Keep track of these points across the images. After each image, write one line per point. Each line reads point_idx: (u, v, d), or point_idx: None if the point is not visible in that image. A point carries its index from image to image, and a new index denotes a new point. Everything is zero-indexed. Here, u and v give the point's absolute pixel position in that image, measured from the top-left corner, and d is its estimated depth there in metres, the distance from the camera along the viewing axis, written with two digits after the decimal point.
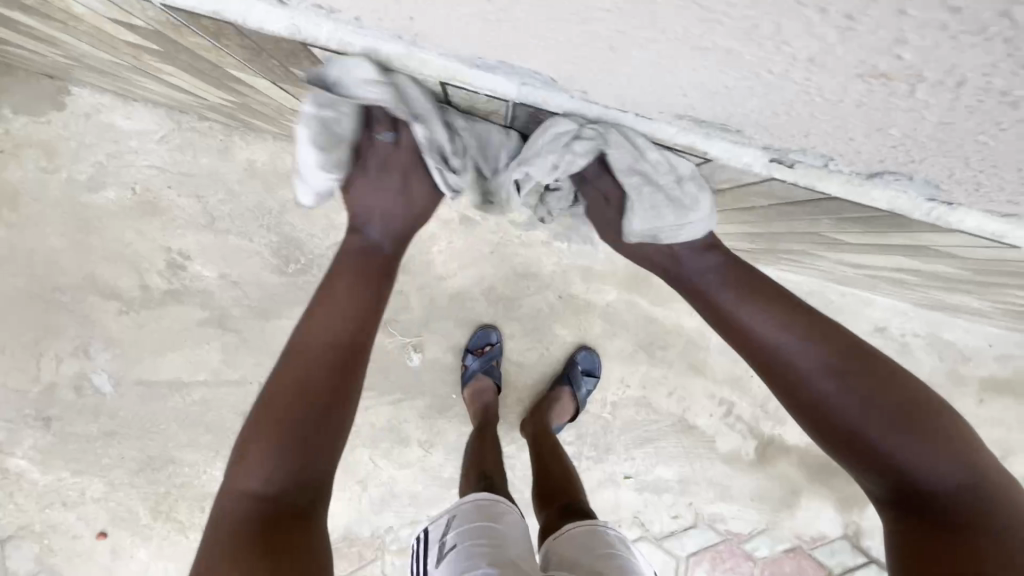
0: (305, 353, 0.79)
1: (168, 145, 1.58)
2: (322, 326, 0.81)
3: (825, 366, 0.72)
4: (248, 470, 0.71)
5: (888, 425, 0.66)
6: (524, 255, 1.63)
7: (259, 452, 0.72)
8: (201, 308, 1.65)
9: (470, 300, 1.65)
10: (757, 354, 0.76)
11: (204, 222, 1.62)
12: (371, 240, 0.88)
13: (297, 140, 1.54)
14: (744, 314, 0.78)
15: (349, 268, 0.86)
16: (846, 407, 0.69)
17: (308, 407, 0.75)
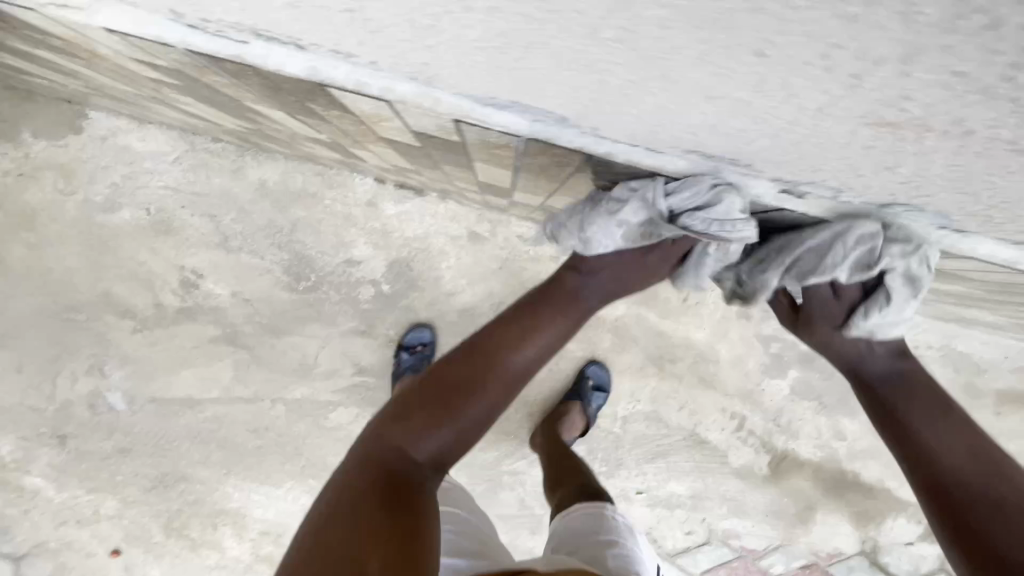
0: (486, 362, 0.90)
1: (181, 166, 1.61)
2: (507, 344, 0.91)
3: (1001, 495, 0.72)
4: (404, 435, 0.84)
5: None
6: (532, 269, 1.63)
7: (421, 417, 0.86)
8: (214, 325, 1.67)
9: (479, 315, 1.66)
10: (919, 458, 0.78)
11: (217, 240, 1.64)
12: (586, 287, 0.93)
13: (308, 160, 1.56)
14: (920, 420, 0.80)
15: (560, 314, 0.94)
16: (1011, 535, 0.68)
17: (469, 404, 0.88)
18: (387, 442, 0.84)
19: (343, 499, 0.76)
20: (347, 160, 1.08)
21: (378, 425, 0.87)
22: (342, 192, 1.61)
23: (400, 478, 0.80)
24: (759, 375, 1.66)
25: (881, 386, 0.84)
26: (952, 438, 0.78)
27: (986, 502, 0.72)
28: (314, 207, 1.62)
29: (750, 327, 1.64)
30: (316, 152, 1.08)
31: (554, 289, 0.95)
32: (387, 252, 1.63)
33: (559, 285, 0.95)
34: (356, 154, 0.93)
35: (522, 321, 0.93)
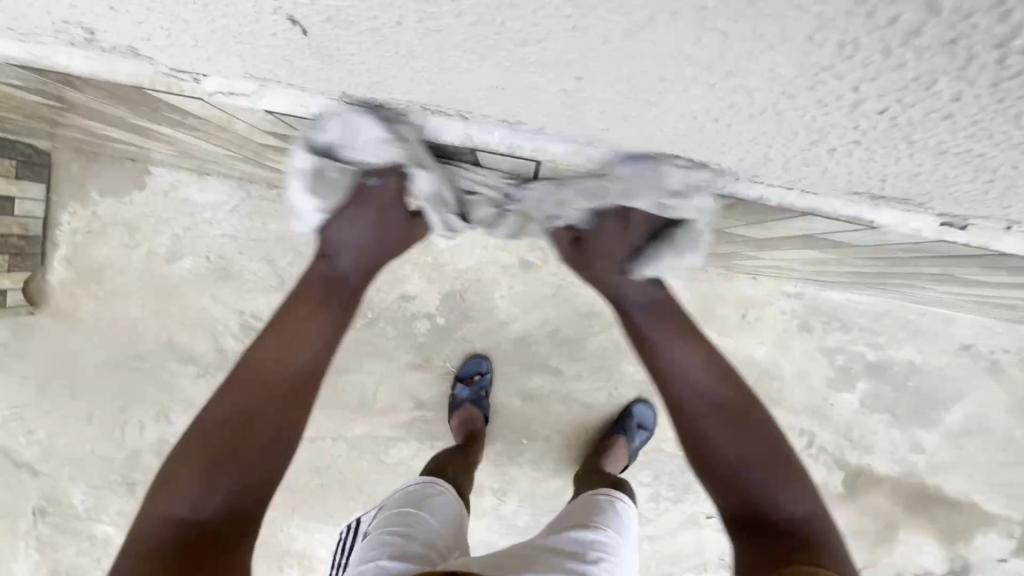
0: (259, 379, 0.94)
1: (239, 214, 1.66)
2: (279, 351, 0.95)
3: (734, 408, 0.94)
4: (179, 486, 0.87)
5: (762, 463, 0.92)
6: (587, 294, 1.62)
7: (187, 474, 0.88)
8: None
9: (536, 343, 1.66)
10: (671, 387, 0.97)
11: (274, 283, 1.68)
12: (337, 266, 0.97)
13: None
14: (668, 350, 0.96)
15: (299, 301, 0.97)
16: (734, 441, 0.93)
17: (206, 429, 0.91)
18: (170, 501, 0.86)
19: (156, 546, 0.82)
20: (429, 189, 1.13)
21: (167, 473, 0.89)
22: None
23: (194, 542, 0.83)
24: (826, 389, 1.62)
25: (642, 323, 0.97)
26: (703, 366, 0.96)
27: (721, 415, 0.94)
28: None
29: (813, 340, 1.61)
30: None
31: (311, 282, 0.98)
32: (440, 285, 1.64)
33: (312, 277, 0.98)
34: None
35: (283, 324, 0.96)
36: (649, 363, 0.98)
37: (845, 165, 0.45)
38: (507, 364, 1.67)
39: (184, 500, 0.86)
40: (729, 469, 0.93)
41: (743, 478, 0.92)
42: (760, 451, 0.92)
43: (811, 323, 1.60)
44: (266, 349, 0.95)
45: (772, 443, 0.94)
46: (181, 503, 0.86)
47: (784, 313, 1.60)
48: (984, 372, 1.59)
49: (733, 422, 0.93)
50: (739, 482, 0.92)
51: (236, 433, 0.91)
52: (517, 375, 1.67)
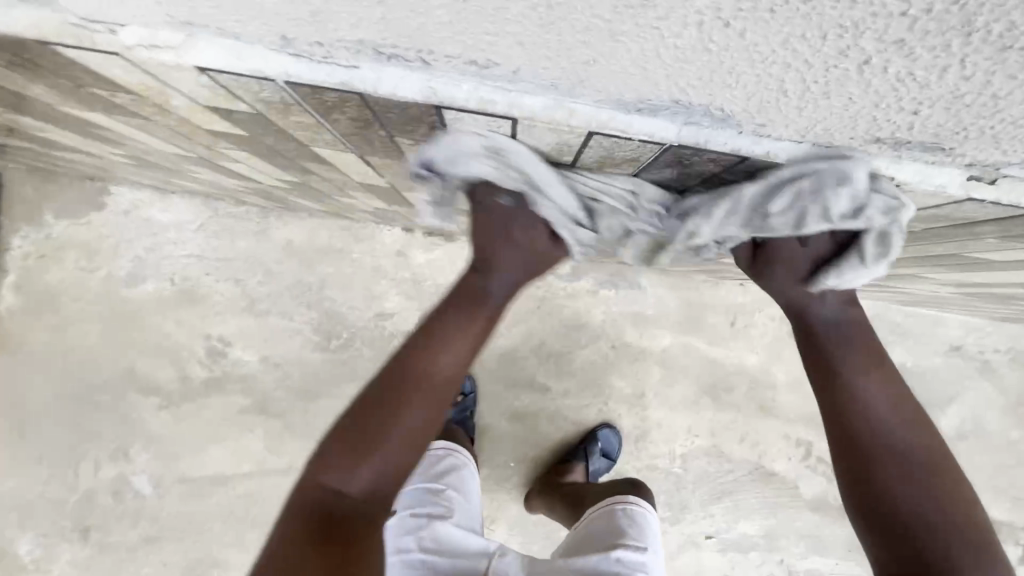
0: (417, 383, 0.73)
1: (205, 232, 1.58)
2: (437, 353, 0.74)
3: (929, 461, 0.63)
4: (346, 473, 0.70)
5: (956, 533, 0.59)
6: (572, 306, 1.57)
7: (352, 458, 0.70)
8: (244, 394, 1.59)
9: (521, 359, 1.59)
10: (843, 404, 0.65)
11: (244, 305, 1.59)
12: (492, 285, 0.75)
13: (335, 215, 1.53)
14: (848, 367, 0.66)
15: (470, 323, 0.76)
16: (923, 491, 0.61)
17: (410, 408, 0.72)
18: (329, 488, 0.70)
19: (294, 552, 0.66)
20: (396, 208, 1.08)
21: (328, 450, 0.71)
22: (370, 244, 1.58)
23: (335, 531, 0.68)
24: None
25: (823, 339, 0.67)
26: (886, 399, 0.65)
27: (897, 462, 0.63)
28: (343, 262, 1.58)
29: None
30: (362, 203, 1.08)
31: (464, 299, 0.76)
32: (419, 302, 1.58)
33: (464, 290, 0.76)
34: (408, 201, 0.90)
35: (451, 330, 0.75)
36: (813, 379, 0.68)
37: (873, 95, 0.32)
38: (491, 383, 1.60)
39: (353, 487, 0.70)
40: (907, 525, 0.60)
41: (923, 536, 0.59)
42: (952, 511, 0.60)
43: None
44: (439, 358, 0.74)
45: (983, 524, 0.61)
46: (338, 488, 0.70)
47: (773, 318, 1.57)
48: (976, 373, 1.57)
49: (927, 475, 0.62)
50: (918, 546, 0.59)
51: (409, 409, 0.72)
52: (503, 393, 1.60)
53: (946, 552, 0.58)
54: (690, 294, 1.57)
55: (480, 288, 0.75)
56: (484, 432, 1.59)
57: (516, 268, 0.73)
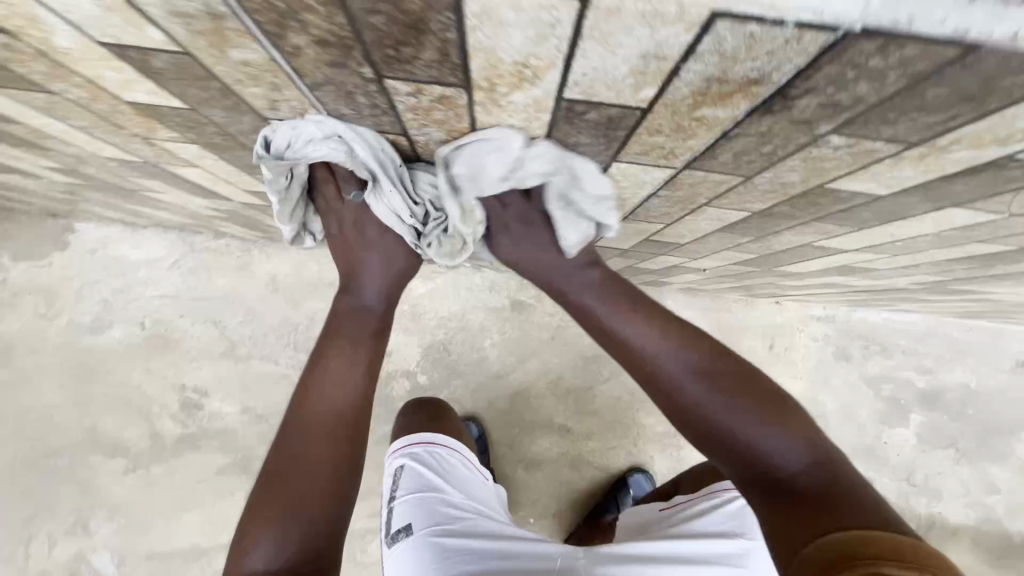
0: (301, 422, 0.65)
1: (180, 269, 1.42)
2: (319, 386, 0.67)
3: (709, 363, 0.57)
4: (258, 533, 0.60)
5: (755, 423, 0.53)
6: (591, 335, 1.42)
7: (263, 520, 0.60)
8: (222, 451, 1.40)
9: (537, 398, 1.41)
10: (624, 354, 0.61)
11: (222, 349, 1.41)
12: (366, 299, 0.71)
13: (325, 244, 1.39)
14: (608, 312, 0.62)
15: (343, 333, 0.69)
16: (717, 403, 0.54)
17: (300, 439, 0.64)
18: (248, 561, 0.59)
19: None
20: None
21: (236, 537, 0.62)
22: None
23: None
24: (876, 426, 1.39)
25: (587, 306, 0.63)
26: (656, 323, 0.60)
27: (671, 388, 0.57)
28: (334, 297, 1.42)
29: (852, 370, 1.41)
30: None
31: (340, 321, 0.70)
32: (420, 338, 1.41)
33: (336, 318, 0.71)
34: None
35: (331, 339, 0.69)
36: (603, 347, 0.63)
37: None
38: (505, 427, 1.41)
39: (258, 545, 0.59)
40: (721, 441, 0.54)
41: (737, 443, 0.53)
42: (750, 403, 0.53)
43: (848, 351, 1.41)
44: (316, 377, 0.67)
45: (780, 397, 0.54)
46: (256, 556, 0.59)
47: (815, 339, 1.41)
48: None
49: (708, 379, 0.56)
50: (746, 463, 0.52)
51: (309, 441, 0.64)
52: (519, 437, 1.41)
53: (757, 448, 0.52)
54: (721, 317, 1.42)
55: (351, 307, 0.71)
56: (502, 485, 1.38)
57: (377, 283, 0.70)
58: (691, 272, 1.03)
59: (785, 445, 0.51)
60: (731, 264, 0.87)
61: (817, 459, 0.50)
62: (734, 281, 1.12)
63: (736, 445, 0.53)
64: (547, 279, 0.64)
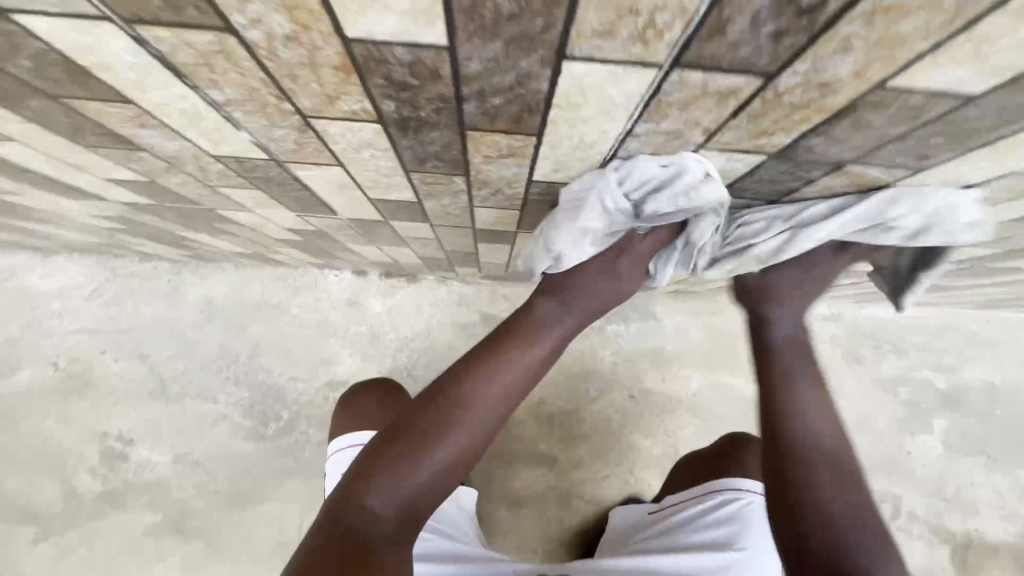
0: (462, 402, 0.52)
1: (100, 299, 1.24)
2: (500, 374, 0.54)
3: (849, 460, 0.52)
4: (392, 471, 0.50)
5: (884, 547, 0.47)
6: (573, 349, 1.26)
7: (394, 470, 0.50)
8: (152, 509, 1.19)
9: (516, 425, 1.24)
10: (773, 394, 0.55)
11: (150, 389, 1.22)
12: (558, 317, 0.55)
13: (267, 262, 1.22)
14: (802, 365, 0.56)
15: (530, 344, 0.55)
16: (839, 497, 0.49)
17: (461, 415, 0.52)
18: (371, 493, 0.49)
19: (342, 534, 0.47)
20: (328, 236, 0.79)
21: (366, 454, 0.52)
22: (313, 295, 1.26)
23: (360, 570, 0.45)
24: (897, 435, 1.25)
25: (778, 350, 0.57)
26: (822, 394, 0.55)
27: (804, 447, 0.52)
28: (279, 321, 1.25)
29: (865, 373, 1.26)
30: (282, 233, 0.79)
31: (532, 322, 0.55)
32: (379, 363, 1.24)
33: (527, 317, 0.56)
34: (322, 204, 0.59)
35: (518, 341, 0.55)
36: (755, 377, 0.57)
37: None
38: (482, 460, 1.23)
39: (393, 488, 0.50)
40: (825, 519, 0.48)
41: (837, 530, 0.47)
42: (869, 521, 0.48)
43: (858, 351, 1.27)
44: (488, 376, 0.53)
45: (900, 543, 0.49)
46: (382, 490, 0.49)
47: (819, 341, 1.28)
48: None
49: (849, 479, 0.51)
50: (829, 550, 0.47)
51: (464, 420, 0.52)
52: (499, 472, 1.23)
53: (855, 550, 0.46)
54: (716, 321, 1.28)
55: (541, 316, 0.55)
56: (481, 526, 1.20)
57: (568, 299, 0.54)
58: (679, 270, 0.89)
59: (886, 572, 0.45)
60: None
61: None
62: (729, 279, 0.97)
63: (834, 538, 0.47)
64: (759, 308, 0.58)
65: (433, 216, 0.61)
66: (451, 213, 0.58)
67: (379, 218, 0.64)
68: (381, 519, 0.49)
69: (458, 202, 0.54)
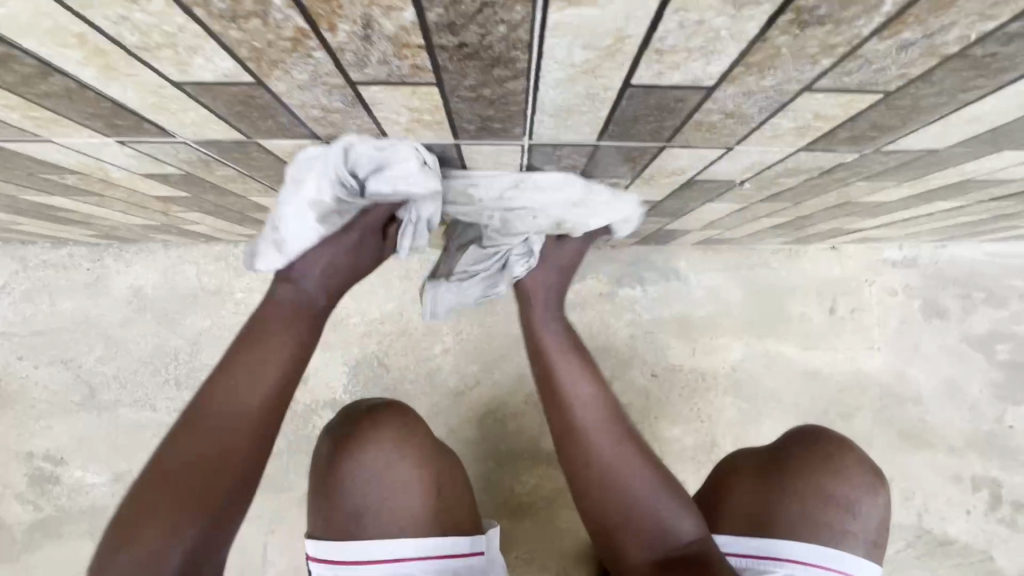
0: (217, 419, 0.46)
1: (11, 296, 1.04)
2: (237, 383, 0.47)
3: (620, 421, 0.59)
4: (155, 541, 0.42)
5: (659, 489, 0.57)
6: (580, 322, 1.02)
7: (156, 524, 0.43)
8: (91, 537, 1.01)
9: (513, 418, 1.02)
10: (551, 391, 0.60)
11: (79, 398, 1.03)
12: (313, 287, 0.50)
13: (198, 239, 1.00)
14: (551, 354, 0.61)
15: (281, 330, 0.49)
16: (633, 484, 0.57)
17: (190, 433, 0.45)
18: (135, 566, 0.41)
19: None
20: (211, 183, 0.56)
21: (102, 544, 0.43)
22: (258, 275, 1.04)
23: None
24: (994, 405, 1.01)
25: (549, 343, 0.61)
26: (568, 360, 0.61)
27: (603, 424, 0.59)
28: (222, 310, 1.04)
29: (952, 330, 1.01)
30: (147, 184, 0.56)
31: (273, 310, 0.50)
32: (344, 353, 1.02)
33: (268, 309, 0.50)
34: (123, 111, 0.36)
35: (251, 344, 0.48)
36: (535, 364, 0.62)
37: None
38: (476, 462, 1.02)
39: (166, 553, 0.42)
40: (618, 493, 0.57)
41: (644, 494, 0.57)
42: (638, 480, 0.57)
43: (940, 304, 1.01)
44: (235, 378, 0.47)
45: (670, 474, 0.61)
46: (125, 571, 0.41)
47: (889, 293, 1.02)
48: None
49: (622, 434, 0.59)
50: (613, 530, 0.57)
51: (229, 445, 0.46)
52: (495, 474, 1.02)
53: (663, 514, 0.56)
54: (756, 277, 1.03)
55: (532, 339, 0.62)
56: None
57: (331, 271, 0.50)
58: (711, 206, 0.64)
59: (684, 517, 0.57)
60: (788, 166, 0.47)
61: (690, 542, 0.56)
62: (777, 216, 0.72)
63: (638, 500, 0.57)
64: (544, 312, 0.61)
65: (307, 118, 0.37)
66: (330, 105, 0.35)
67: (236, 134, 0.41)
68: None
69: (320, 73, 0.31)
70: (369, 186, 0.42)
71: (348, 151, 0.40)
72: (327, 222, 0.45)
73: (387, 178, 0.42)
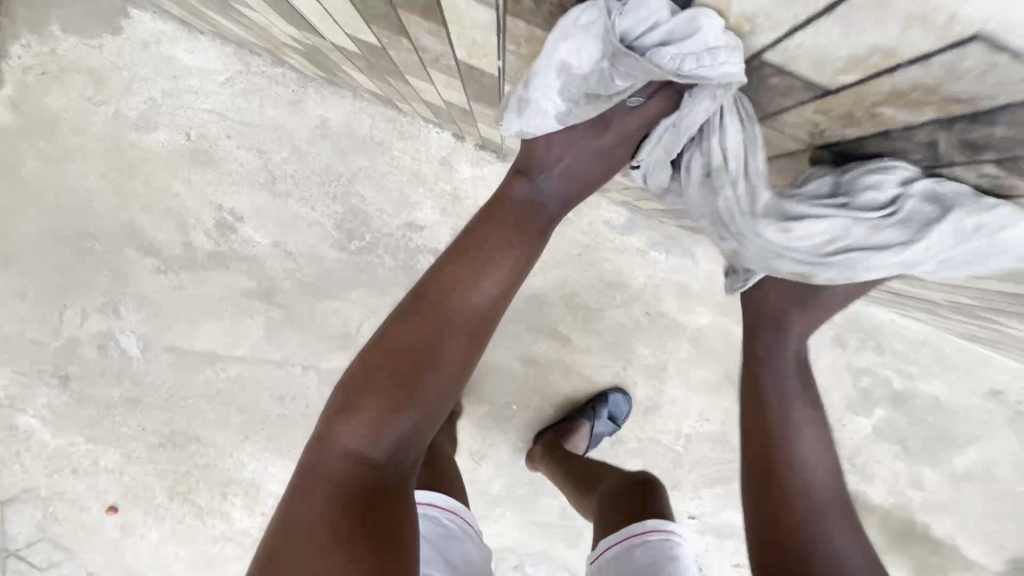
0: (443, 312, 0.69)
1: (232, 88, 1.39)
2: (469, 274, 0.70)
3: (830, 485, 0.70)
4: (365, 419, 0.63)
5: (854, 542, 0.66)
6: (615, 261, 1.46)
7: (372, 401, 0.64)
8: (249, 275, 1.48)
9: (546, 303, 1.49)
10: (808, 425, 0.73)
11: (262, 180, 1.43)
12: (540, 192, 0.74)
13: (384, 102, 1.36)
14: (795, 400, 0.75)
15: (515, 240, 0.72)
16: (836, 535, 0.66)
17: (443, 296, 0.69)
18: (337, 442, 0.63)
19: (334, 491, 0.60)
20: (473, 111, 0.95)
21: (339, 399, 0.66)
22: (413, 144, 1.41)
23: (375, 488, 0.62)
24: (842, 409, 1.52)
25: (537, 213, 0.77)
26: (806, 416, 0.74)
27: (806, 467, 0.71)
28: (380, 158, 1.42)
29: (842, 356, 1.50)
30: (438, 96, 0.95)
31: (520, 206, 0.74)
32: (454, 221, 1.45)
33: (503, 199, 0.74)
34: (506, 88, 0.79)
35: (480, 249, 0.71)
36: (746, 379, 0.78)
37: None
38: (512, 321, 1.50)
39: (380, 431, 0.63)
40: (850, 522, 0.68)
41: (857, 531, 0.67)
42: (838, 523, 0.67)
43: (843, 337, 1.49)
44: (467, 291, 0.70)
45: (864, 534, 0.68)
46: (354, 429, 0.63)
47: None
48: (1005, 421, 1.51)
49: (836, 495, 0.70)
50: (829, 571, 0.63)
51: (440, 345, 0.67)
52: (520, 332, 1.51)
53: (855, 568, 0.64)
54: None
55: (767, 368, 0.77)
56: (496, 369, 1.52)
57: (557, 153, 0.72)
58: None
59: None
60: None
61: None
62: None
63: (830, 530, 0.66)
64: (768, 363, 0.77)
65: None
66: None
67: None
68: (371, 460, 0.63)
69: None
70: (543, 91, 0.65)
71: (632, 18, 0.55)
72: (577, 88, 0.63)
73: (545, 92, 0.65)
